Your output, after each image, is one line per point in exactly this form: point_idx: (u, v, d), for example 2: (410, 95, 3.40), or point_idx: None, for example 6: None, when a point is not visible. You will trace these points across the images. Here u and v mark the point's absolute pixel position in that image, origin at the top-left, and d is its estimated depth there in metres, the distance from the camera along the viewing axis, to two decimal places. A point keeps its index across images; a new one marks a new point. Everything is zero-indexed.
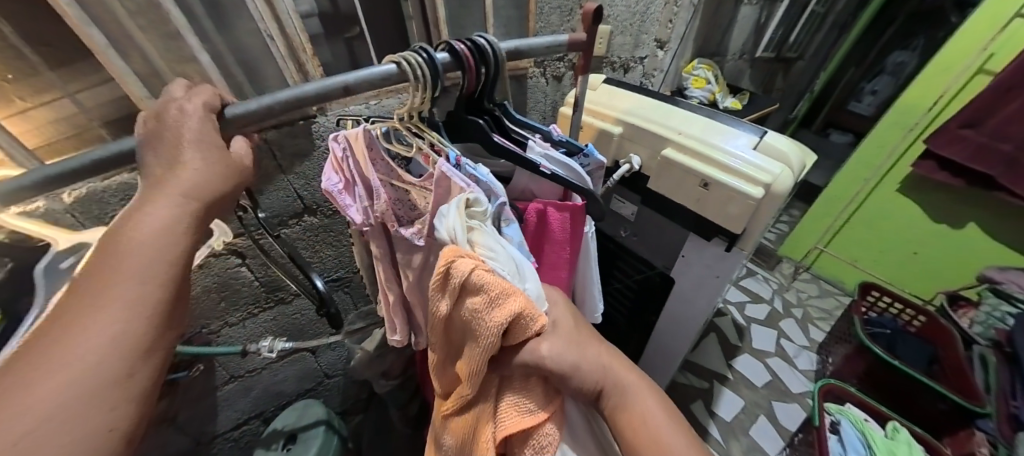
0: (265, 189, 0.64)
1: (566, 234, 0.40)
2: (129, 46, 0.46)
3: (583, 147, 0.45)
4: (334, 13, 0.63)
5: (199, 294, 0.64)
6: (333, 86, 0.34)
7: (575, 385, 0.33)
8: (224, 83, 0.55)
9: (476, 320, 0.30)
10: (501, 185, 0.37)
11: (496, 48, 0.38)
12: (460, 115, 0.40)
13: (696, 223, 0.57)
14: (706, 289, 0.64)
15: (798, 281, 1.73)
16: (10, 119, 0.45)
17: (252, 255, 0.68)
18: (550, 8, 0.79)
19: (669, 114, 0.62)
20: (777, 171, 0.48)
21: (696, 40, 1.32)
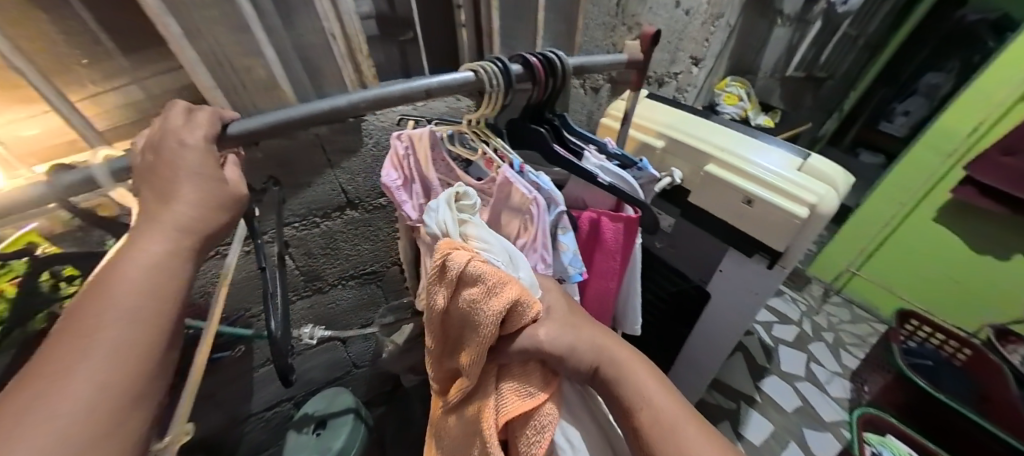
0: (313, 183, 0.67)
1: (619, 244, 0.42)
2: (200, 36, 0.49)
3: (636, 161, 0.46)
4: (391, 15, 0.65)
5: (244, 279, 0.68)
6: (418, 88, 0.37)
7: (574, 365, 0.32)
8: (284, 76, 0.58)
9: (474, 313, 0.31)
10: (561, 192, 0.39)
11: (564, 62, 0.41)
12: (523, 123, 0.43)
13: (735, 239, 0.58)
14: (742, 307, 0.64)
15: (828, 304, 1.71)
16: (83, 101, 0.49)
17: (295, 245, 0.71)
18: (595, 23, 0.81)
19: (713, 131, 0.63)
20: (823, 192, 0.49)
21: (730, 58, 1.32)
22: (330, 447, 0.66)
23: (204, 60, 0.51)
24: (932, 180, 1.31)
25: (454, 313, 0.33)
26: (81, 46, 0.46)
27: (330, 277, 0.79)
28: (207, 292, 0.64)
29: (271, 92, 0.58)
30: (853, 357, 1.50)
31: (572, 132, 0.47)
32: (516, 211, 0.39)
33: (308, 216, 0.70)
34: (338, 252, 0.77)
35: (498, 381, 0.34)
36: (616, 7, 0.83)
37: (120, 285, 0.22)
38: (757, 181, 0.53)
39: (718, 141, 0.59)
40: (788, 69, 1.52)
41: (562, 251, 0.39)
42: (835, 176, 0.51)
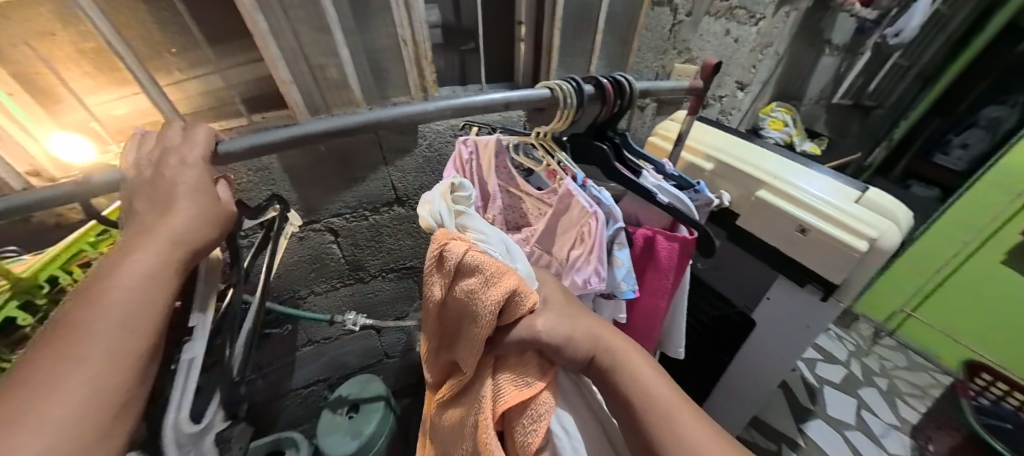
0: (366, 178, 0.71)
1: (673, 264, 0.42)
2: (283, 32, 0.54)
3: (693, 183, 0.48)
4: (456, 26, 0.69)
5: (297, 262, 0.73)
6: (498, 101, 0.42)
7: (569, 354, 0.33)
8: (353, 74, 0.62)
9: (473, 302, 0.32)
10: (620, 208, 0.40)
11: (632, 86, 0.43)
12: (587, 139, 0.44)
13: (786, 267, 0.58)
14: (789, 341, 0.63)
15: (878, 346, 1.62)
16: (171, 86, 0.59)
17: (344, 235, 0.76)
18: (648, 47, 0.83)
19: (767, 158, 0.62)
20: (885, 227, 0.47)
21: (776, 84, 1.31)
22: (361, 431, 0.71)
23: (285, 57, 0.56)
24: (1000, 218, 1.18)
25: (454, 302, 0.34)
26: (173, 36, 0.56)
27: (372, 268, 0.83)
28: (261, 270, 0.71)
29: (341, 90, 0.63)
30: (912, 408, 1.37)
31: (631, 150, 0.48)
32: (573, 222, 0.40)
33: (358, 209, 0.74)
34: (381, 245, 0.80)
35: (496, 371, 0.35)
36: (669, 32, 0.85)
37: (112, 297, 0.25)
38: (814, 210, 0.52)
39: (767, 165, 0.59)
40: (834, 97, 1.52)
41: (616, 266, 0.40)
42: (898, 213, 0.50)
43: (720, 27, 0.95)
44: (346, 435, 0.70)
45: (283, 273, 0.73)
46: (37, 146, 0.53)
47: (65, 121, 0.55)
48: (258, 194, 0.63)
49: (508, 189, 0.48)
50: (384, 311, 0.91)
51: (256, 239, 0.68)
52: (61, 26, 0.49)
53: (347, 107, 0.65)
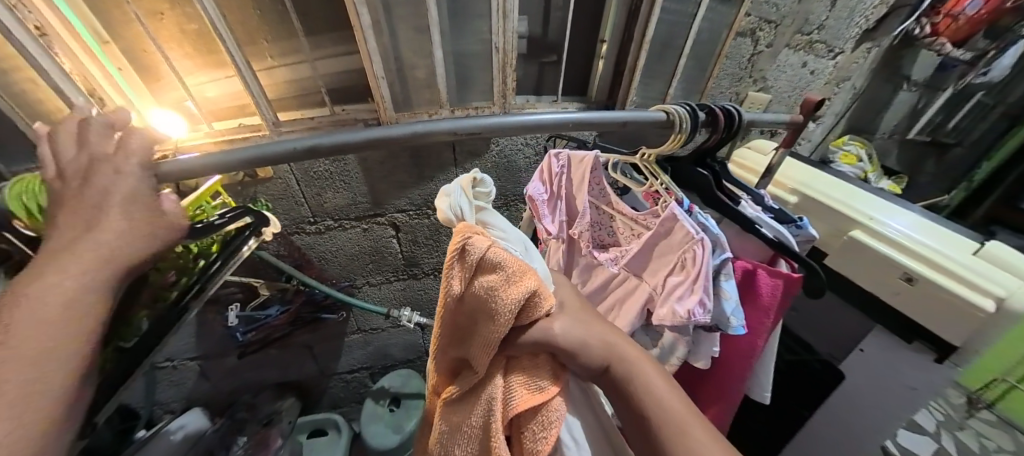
0: (434, 178, 0.72)
1: (775, 300, 0.41)
2: (384, 28, 0.56)
3: (794, 217, 0.47)
4: (541, 39, 0.69)
5: (357, 252, 0.76)
6: (616, 119, 0.38)
7: (583, 362, 0.32)
8: (440, 73, 0.63)
9: (491, 301, 0.29)
10: (729, 238, 0.39)
11: (740, 114, 0.42)
12: (687, 167, 0.45)
13: (887, 319, 0.55)
14: (888, 401, 0.59)
15: (973, 419, 1.40)
16: (265, 73, 0.64)
17: (404, 231, 0.77)
18: (725, 74, 0.81)
19: (857, 197, 0.61)
20: (1014, 286, 0.45)
21: (844, 121, 1.25)
22: (401, 427, 0.74)
23: (380, 53, 0.58)
24: None
25: (464, 302, 0.31)
26: (272, 26, 0.60)
27: (425, 266, 0.83)
28: (323, 256, 0.74)
29: (429, 87, 0.65)
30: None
31: (733, 181, 0.48)
32: (676, 247, 0.40)
33: (422, 207, 0.75)
34: (437, 244, 0.81)
35: (505, 372, 0.33)
36: (747, 61, 0.83)
37: (23, 312, 0.24)
38: (926, 263, 0.50)
39: (865, 209, 0.59)
40: (909, 132, 1.48)
41: (724, 299, 0.39)
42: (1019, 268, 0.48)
43: (797, 59, 0.92)
44: (386, 427, 0.74)
45: (343, 261, 0.76)
46: (137, 116, 0.58)
47: (165, 97, 0.60)
48: (333, 183, 0.66)
49: (601, 206, 0.47)
50: (432, 309, 0.92)
51: (324, 226, 0.71)
52: (169, 6, 0.52)
53: (430, 106, 0.67)
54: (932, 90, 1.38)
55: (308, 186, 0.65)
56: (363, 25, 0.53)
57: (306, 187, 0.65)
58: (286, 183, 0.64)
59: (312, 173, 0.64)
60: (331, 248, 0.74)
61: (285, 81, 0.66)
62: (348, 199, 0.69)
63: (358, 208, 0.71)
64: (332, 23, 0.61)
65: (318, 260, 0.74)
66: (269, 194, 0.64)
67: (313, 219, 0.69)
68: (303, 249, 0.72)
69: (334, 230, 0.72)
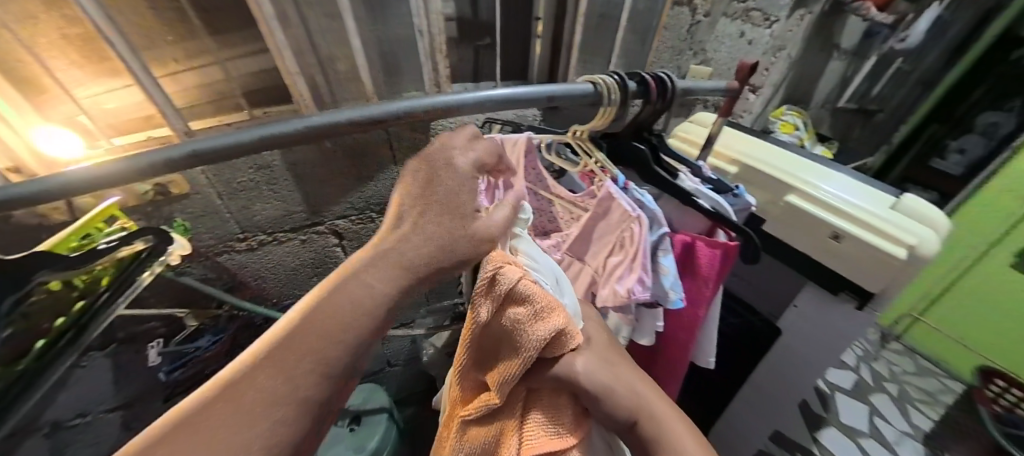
0: (372, 179, 0.67)
1: (713, 271, 0.41)
2: (292, 17, 0.49)
3: (732, 187, 0.47)
4: (472, 21, 0.65)
5: (297, 267, 0.70)
6: (540, 95, 0.34)
7: (609, 408, 0.32)
8: (365, 64, 0.57)
9: (517, 334, 0.27)
10: (664, 213, 0.39)
11: (674, 84, 0.40)
12: (624, 140, 0.42)
13: (821, 274, 0.58)
14: (824, 349, 0.61)
15: (886, 352, 1.61)
16: (168, 78, 0.52)
17: (348, 238, 0.72)
18: (665, 47, 0.81)
19: (792, 161, 0.63)
20: (922, 235, 0.50)
21: (785, 89, 1.30)
22: (363, 446, 0.68)
23: (290, 44, 0.51)
24: (1010, 222, 1.22)
25: (488, 332, 0.28)
26: None
27: None
28: (260, 274, 0.67)
29: (353, 81, 0.58)
30: (925, 417, 1.36)
31: (670, 153, 0.46)
32: (618, 227, 0.38)
33: (364, 211, 0.70)
34: None
35: (524, 407, 0.33)
36: (686, 32, 0.83)
37: (345, 294, 0.20)
38: (854, 220, 0.53)
39: (800, 172, 0.60)
40: (840, 100, 1.46)
41: (662, 274, 0.38)
42: (930, 219, 0.54)
43: (735, 29, 0.94)
44: (349, 450, 0.67)
45: (283, 278, 0.70)
46: (21, 140, 0.44)
47: (49, 112, 0.47)
48: (259, 194, 0.59)
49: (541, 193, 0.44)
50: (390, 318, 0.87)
51: (256, 242, 0.64)
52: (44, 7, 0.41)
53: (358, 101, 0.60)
54: (858, 58, 1.37)
55: (232, 199, 0.58)
56: (264, 14, 0.47)
57: (229, 200, 0.58)
58: (207, 197, 0.56)
59: (234, 183, 0.57)
60: (269, 265, 0.68)
61: (195, 86, 0.55)
62: (280, 209, 0.62)
63: (292, 219, 0.65)
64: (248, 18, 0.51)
65: (255, 280, 0.67)
66: (186, 211, 0.55)
67: (241, 234, 0.62)
68: (235, 269, 0.65)
69: (269, 245, 0.66)
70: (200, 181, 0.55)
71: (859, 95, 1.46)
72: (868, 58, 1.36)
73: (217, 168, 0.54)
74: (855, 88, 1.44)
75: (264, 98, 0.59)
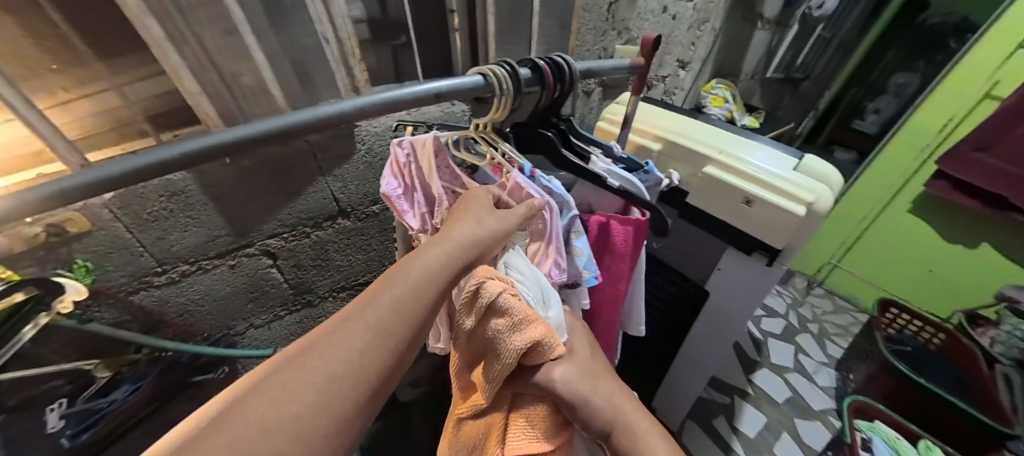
0: (302, 193, 0.62)
1: (629, 246, 0.44)
2: (185, 39, 0.44)
3: (642, 164, 0.50)
4: (383, 20, 0.63)
5: (229, 294, 0.63)
6: (428, 92, 0.36)
7: (582, 418, 0.33)
8: (274, 80, 0.53)
9: (498, 341, 0.31)
10: (574, 198, 0.40)
11: (572, 67, 0.40)
12: (531, 127, 0.42)
13: (737, 237, 0.63)
14: (741, 301, 0.70)
15: (812, 296, 1.74)
16: (54, 110, 0.44)
17: (283, 257, 0.67)
18: (587, 28, 0.83)
19: (708, 132, 0.67)
20: (818, 192, 0.55)
21: (713, 62, 1.37)
22: None
23: (190, 65, 0.46)
24: (909, 172, 1.37)
25: (477, 337, 0.33)
26: None
27: (320, 289, 0.76)
28: (186, 308, 0.59)
29: (261, 98, 0.53)
30: (839, 348, 1.48)
31: (580, 135, 0.48)
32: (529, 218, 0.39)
33: (296, 226, 0.65)
34: (327, 263, 0.73)
35: (511, 409, 0.35)
36: (607, 12, 0.85)
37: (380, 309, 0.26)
38: (762, 185, 0.58)
39: (716, 142, 0.64)
40: (768, 70, 1.67)
41: (577, 255, 0.40)
42: (827, 176, 0.59)
43: (658, 6, 0.96)
44: None
45: (213, 308, 0.63)
46: None
47: None
48: (175, 222, 0.51)
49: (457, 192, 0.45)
50: None
51: (177, 273, 0.56)
52: None
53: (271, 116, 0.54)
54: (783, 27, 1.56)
55: (144, 230, 0.50)
56: (154, 37, 0.42)
57: (141, 232, 0.50)
58: (113, 232, 0.47)
59: (143, 215, 0.49)
60: (196, 297, 0.60)
61: (89, 114, 0.47)
62: (203, 235, 0.55)
63: (219, 244, 0.57)
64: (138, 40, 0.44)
65: (181, 315, 0.59)
66: (89, 250, 0.46)
67: (160, 268, 0.54)
68: (152, 307, 0.56)
69: (193, 275, 0.57)
70: (104, 217, 0.46)
71: (785, 63, 1.67)
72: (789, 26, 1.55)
73: (121, 197, 0.46)
74: (781, 57, 1.65)
75: (172, 121, 0.52)
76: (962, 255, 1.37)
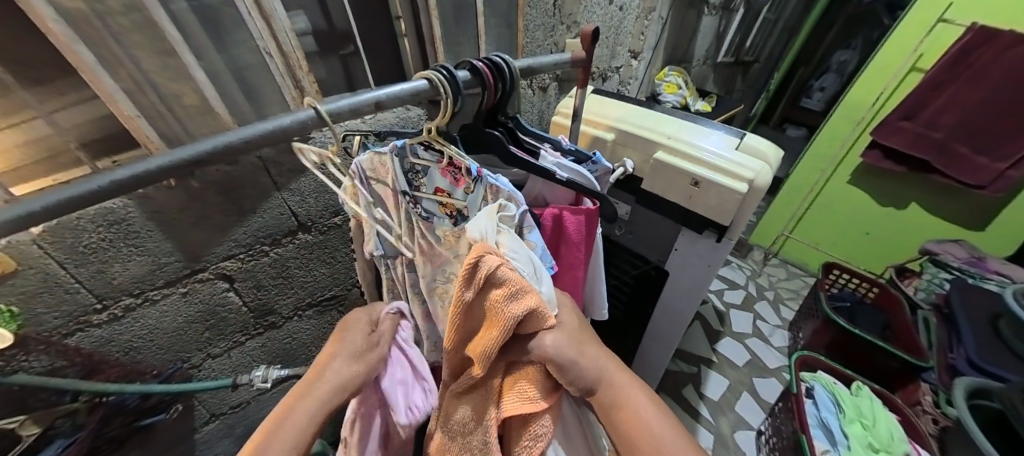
0: (257, 210, 0.59)
1: (581, 236, 0.46)
2: (118, 63, 0.40)
3: (590, 155, 0.52)
4: (330, 31, 0.63)
5: (181, 324, 0.60)
6: (366, 101, 0.36)
7: (571, 381, 0.32)
8: (220, 102, 0.49)
9: (495, 312, 0.30)
10: (522, 194, 0.40)
11: (512, 65, 0.41)
12: (478, 128, 0.43)
13: (690, 218, 0.68)
14: (696, 275, 0.75)
15: (768, 267, 1.81)
16: None
17: (242, 279, 0.64)
18: (536, 24, 0.86)
19: (654, 119, 0.70)
20: (759, 169, 0.60)
21: (666, 49, 1.42)
22: None
23: (126, 88, 0.42)
24: (848, 145, 1.47)
25: (472, 311, 0.32)
26: None
27: (285, 310, 0.73)
28: (132, 345, 0.55)
29: (209, 119, 0.49)
30: (792, 310, 1.54)
31: (528, 133, 0.50)
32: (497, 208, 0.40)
33: (254, 246, 0.61)
34: (290, 280, 0.71)
35: (505, 376, 0.34)
36: (553, 7, 0.89)
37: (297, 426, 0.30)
38: (705, 167, 0.61)
39: (664, 130, 0.67)
40: (719, 55, 1.71)
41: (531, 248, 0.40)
42: (767, 155, 0.64)
43: None
44: None
45: (164, 342, 0.59)
46: None
47: None
48: (117, 253, 0.48)
49: (416, 195, 0.42)
50: (308, 354, 0.83)
51: (120, 308, 0.52)
52: None
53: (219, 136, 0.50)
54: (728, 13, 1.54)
55: (80, 265, 0.46)
56: (86, 62, 0.38)
57: (77, 268, 0.46)
58: (45, 270, 0.43)
59: (80, 248, 0.45)
60: (142, 332, 0.56)
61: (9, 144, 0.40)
62: (148, 264, 0.51)
63: (166, 271, 0.54)
64: (66, 63, 0.40)
65: (126, 353, 0.55)
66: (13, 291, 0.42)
67: (100, 304, 0.49)
68: (92, 349, 0.52)
69: (139, 308, 0.54)
70: (35, 254, 0.42)
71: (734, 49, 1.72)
72: (735, 12, 1.53)
73: (73, 222, 0.43)
74: (730, 42, 1.68)
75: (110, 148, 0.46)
76: (893, 216, 1.51)
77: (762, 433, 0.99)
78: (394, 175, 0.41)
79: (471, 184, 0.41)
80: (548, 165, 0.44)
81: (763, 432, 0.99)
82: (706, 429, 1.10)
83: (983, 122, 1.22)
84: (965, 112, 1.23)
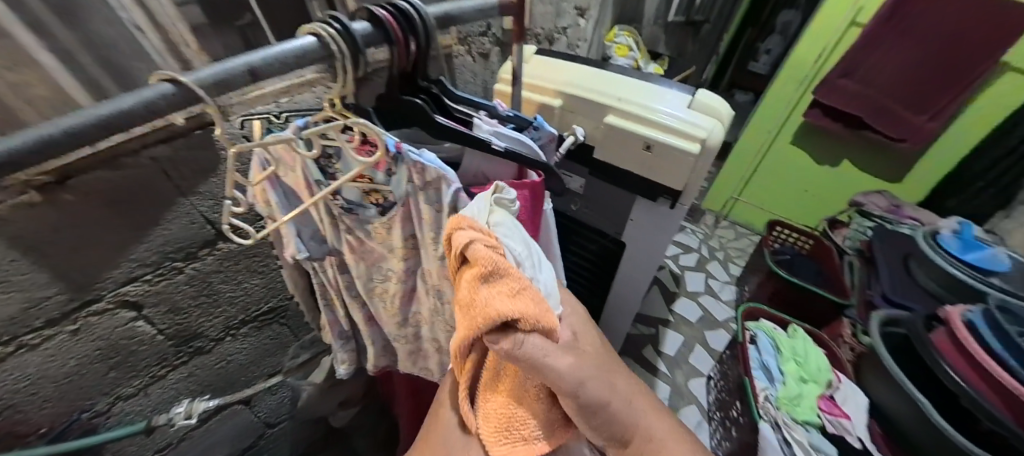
0: (157, 223, 0.45)
1: (529, 215, 0.42)
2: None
3: (532, 120, 0.48)
4: None
5: (72, 369, 0.46)
6: (236, 69, 0.26)
7: (597, 426, 0.25)
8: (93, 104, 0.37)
9: (466, 293, 0.24)
10: (454, 171, 0.32)
11: (424, 13, 0.35)
12: (394, 96, 0.36)
13: (645, 186, 0.67)
14: (650, 244, 0.78)
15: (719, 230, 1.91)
16: None
17: (152, 304, 0.50)
18: None
19: (604, 80, 0.66)
20: (710, 127, 0.59)
21: (615, 6, 1.33)
22: None
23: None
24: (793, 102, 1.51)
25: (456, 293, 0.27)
26: None
27: (213, 331, 0.61)
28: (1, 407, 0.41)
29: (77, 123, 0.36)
30: (739, 267, 1.67)
31: (462, 101, 0.44)
32: (425, 190, 0.33)
33: (160, 264, 0.48)
34: (216, 299, 0.58)
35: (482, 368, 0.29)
36: None
37: None
38: (658, 130, 0.59)
39: (616, 92, 0.63)
40: (670, 12, 1.65)
41: None
42: (718, 111, 0.63)
43: None
44: None
45: (50, 393, 0.45)
46: None
47: None
48: None
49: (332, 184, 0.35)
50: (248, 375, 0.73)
51: None
52: None
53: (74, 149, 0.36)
54: None
55: None
56: None
57: None
58: None
59: None
60: (17, 388, 0.42)
61: None
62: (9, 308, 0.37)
63: (48, 309, 0.40)
64: None
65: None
66: None
67: None
68: None
69: (9, 359, 0.39)
70: None
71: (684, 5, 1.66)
72: None
73: None
74: None
75: None
76: (827, 173, 1.61)
77: (711, 380, 1.09)
78: (302, 164, 0.33)
79: (392, 164, 0.31)
80: (486, 131, 0.39)
81: (712, 377, 1.09)
82: (664, 384, 1.20)
83: (916, 73, 1.27)
84: (894, 66, 1.29)
